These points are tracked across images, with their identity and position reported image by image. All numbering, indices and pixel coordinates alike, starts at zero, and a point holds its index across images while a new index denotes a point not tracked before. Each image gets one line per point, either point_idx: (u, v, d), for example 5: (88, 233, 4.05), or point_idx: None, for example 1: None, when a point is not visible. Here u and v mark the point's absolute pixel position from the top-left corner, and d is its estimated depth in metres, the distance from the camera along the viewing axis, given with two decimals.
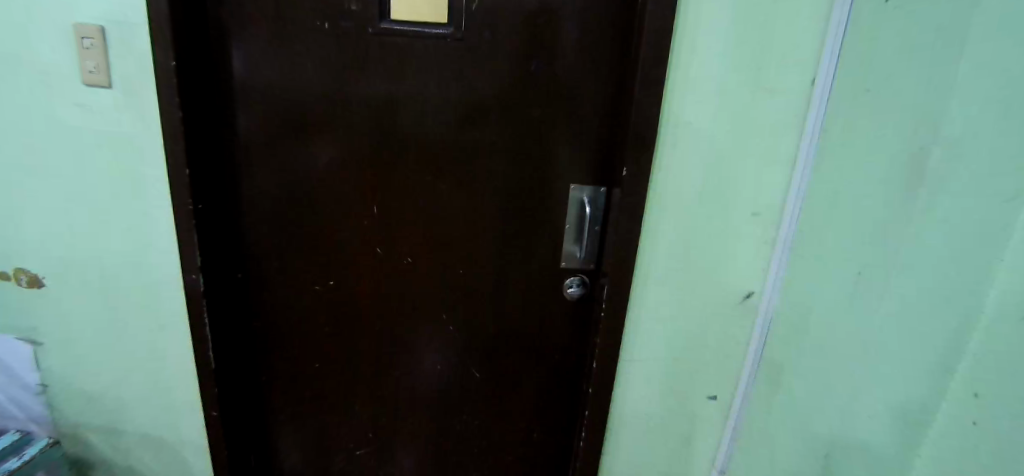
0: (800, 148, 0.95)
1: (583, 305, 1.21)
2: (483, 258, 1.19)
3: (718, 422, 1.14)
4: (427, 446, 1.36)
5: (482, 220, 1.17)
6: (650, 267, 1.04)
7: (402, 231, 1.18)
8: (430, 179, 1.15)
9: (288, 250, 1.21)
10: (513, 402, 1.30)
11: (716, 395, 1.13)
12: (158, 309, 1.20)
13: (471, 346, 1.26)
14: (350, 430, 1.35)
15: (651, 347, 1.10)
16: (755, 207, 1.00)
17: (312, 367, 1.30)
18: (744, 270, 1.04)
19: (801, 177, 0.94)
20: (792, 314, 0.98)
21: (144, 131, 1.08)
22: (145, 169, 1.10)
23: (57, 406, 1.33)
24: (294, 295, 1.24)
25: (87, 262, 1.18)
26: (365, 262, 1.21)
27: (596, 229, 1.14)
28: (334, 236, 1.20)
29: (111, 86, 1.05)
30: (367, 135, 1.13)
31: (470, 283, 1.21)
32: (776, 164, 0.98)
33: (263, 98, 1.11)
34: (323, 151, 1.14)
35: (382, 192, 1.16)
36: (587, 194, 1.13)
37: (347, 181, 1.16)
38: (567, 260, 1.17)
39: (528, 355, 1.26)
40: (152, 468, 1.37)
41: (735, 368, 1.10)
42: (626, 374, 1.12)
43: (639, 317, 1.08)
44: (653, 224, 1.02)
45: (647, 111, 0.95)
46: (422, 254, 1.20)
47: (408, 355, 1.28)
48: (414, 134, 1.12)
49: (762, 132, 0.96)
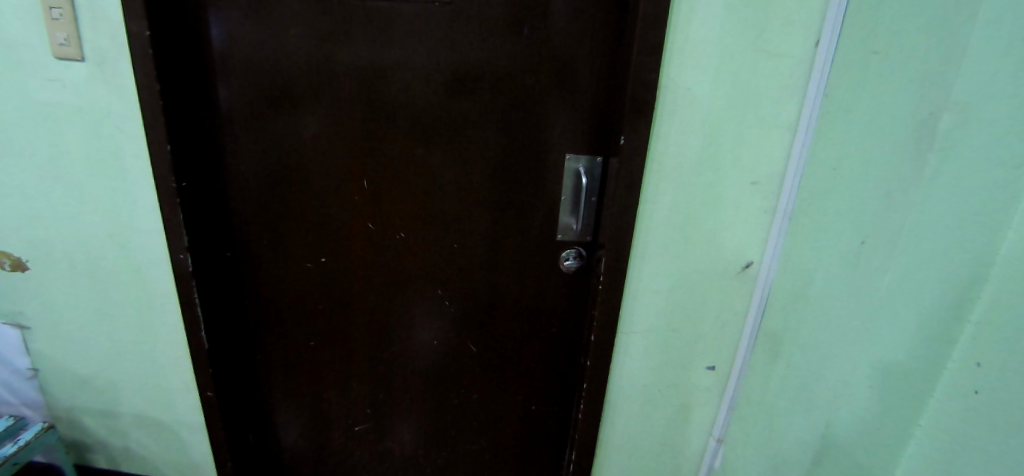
0: (802, 114, 0.92)
1: (579, 278, 1.20)
2: (478, 232, 1.17)
3: (715, 391, 1.14)
4: (426, 421, 1.36)
5: (476, 192, 1.14)
6: (649, 238, 1.03)
7: (395, 205, 1.16)
8: (422, 151, 1.11)
9: (276, 226, 1.18)
10: (511, 374, 1.30)
11: (714, 365, 1.11)
12: (147, 291, 1.17)
13: (468, 320, 1.25)
14: (349, 406, 1.35)
15: (649, 318, 1.09)
16: (753, 176, 0.98)
17: (307, 345, 1.28)
18: (743, 239, 1.02)
19: (801, 143, 0.92)
20: (788, 283, 0.96)
21: (120, 106, 1.03)
22: (123, 147, 1.06)
23: (49, 390, 1.31)
24: (287, 273, 1.22)
25: (70, 245, 1.14)
26: (358, 238, 1.18)
27: (593, 200, 1.11)
28: (325, 212, 1.17)
29: (83, 59, 1.00)
30: (353, 108, 1.09)
31: (465, 257, 1.19)
32: (776, 129, 0.94)
33: (245, 68, 1.06)
34: (311, 124, 1.10)
35: (372, 166, 1.13)
36: (584, 164, 1.10)
37: (335, 155, 1.12)
38: (563, 232, 1.15)
39: (524, 329, 1.25)
40: (150, 449, 1.37)
41: (733, 338, 1.09)
42: (624, 345, 1.11)
43: (637, 290, 1.07)
44: (651, 194, 1.00)
45: (644, 79, 0.92)
46: (415, 229, 1.17)
47: (404, 330, 1.27)
48: (402, 104, 1.08)
49: (761, 99, 0.93)
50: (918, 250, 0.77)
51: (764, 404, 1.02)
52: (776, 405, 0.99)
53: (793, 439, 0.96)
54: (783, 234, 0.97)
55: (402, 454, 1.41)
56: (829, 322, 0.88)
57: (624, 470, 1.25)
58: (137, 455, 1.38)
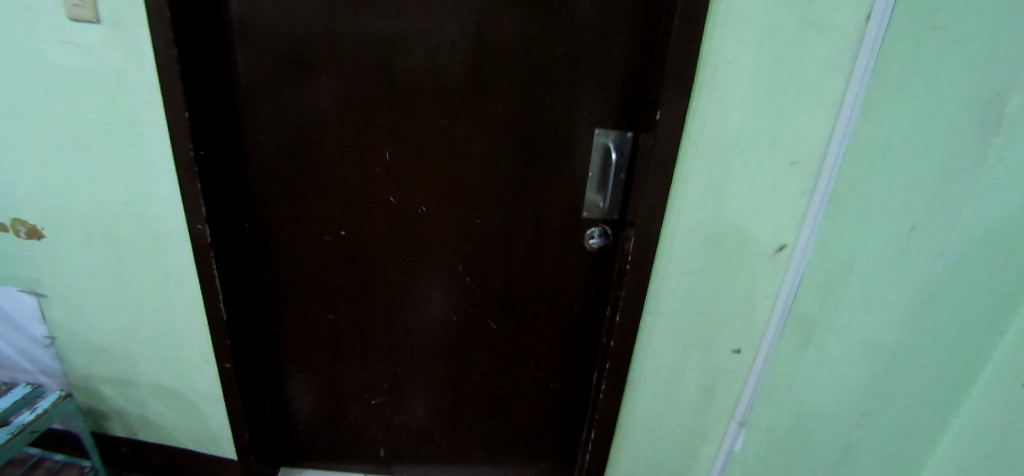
0: (848, 92, 0.88)
1: (603, 257, 1.18)
2: (500, 207, 1.14)
3: (740, 374, 1.12)
4: (442, 396, 1.36)
5: (500, 167, 1.11)
6: (680, 217, 1.00)
7: (415, 177, 1.13)
8: (446, 123, 1.08)
9: (296, 197, 1.15)
10: (529, 352, 1.29)
11: (740, 348, 1.09)
12: (165, 261, 1.16)
13: (486, 296, 1.23)
14: (365, 379, 1.35)
15: (676, 298, 1.07)
16: (793, 155, 0.94)
17: (325, 318, 1.27)
18: (778, 221, 0.98)
19: (844, 122, 0.88)
20: (823, 267, 0.93)
21: (138, 71, 1.00)
22: (141, 113, 1.03)
23: (67, 358, 1.31)
24: (307, 245, 1.20)
25: (87, 213, 1.12)
26: (377, 210, 1.16)
27: (621, 178, 1.08)
28: (344, 183, 1.14)
29: (99, 21, 0.97)
30: (375, 78, 1.05)
31: (486, 232, 1.17)
32: (817, 107, 0.90)
33: (265, 34, 1.02)
34: (330, 91, 1.06)
35: (393, 137, 1.10)
36: (613, 139, 1.06)
37: (356, 126, 1.09)
38: (588, 210, 1.12)
39: (544, 307, 1.23)
40: (166, 418, 1.37)
41: (761, 322, 1.06)
42: (650, 326, 1.09)
43: (664, 271, 1.04)
44: (686, 172, 0.96)
45: (684, 51, 0.88)
46: (437, 204, 1.15)
47: (422, 305, 1.25)
48: (427, 74, 1.05)
49: (806, 74, 0.89)
50: (973, 240, 0.73)
51: (792, 390, 1.00)
52: (804, 390, 0.97)
53: (824, 430, 0.93)
54: (820, 217, 0.94)
55: (417, 429, 1.41)
56: (865, 307, 0.86)
57: (642, 451, 1.24)
58: (155, 424, 1.39)
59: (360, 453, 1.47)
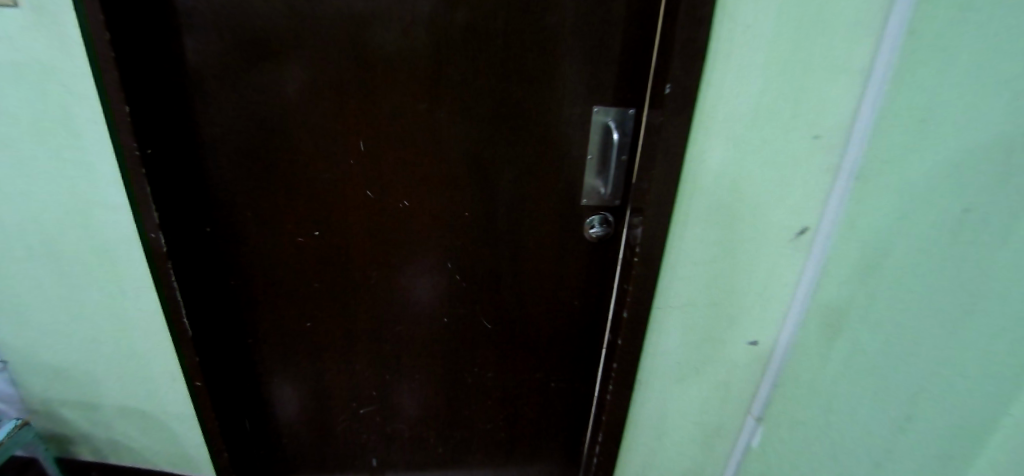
0: (878, 55, 0.78)
1: (605, 248, 1.08)
2: (491, 199, 1.04)
3: (756, 368, 1.04)
4: (436, 402, 1.27)
5: (489, 153, 1.00)
6: (692, 203, 0.90)
7: (395, 168, 1.01)
8: (426, 107, 0.96)
9: (261, 196, 1.03)
10: (528, 351, 1.20)
11: (757, 340, 1.01)
12: (119, 274, 1.03)
13: (479, 295, 1.13)
14: (352, 388, 1.25)
15: (687, 291, 0.98)
16: (816, 129, 0.84)
17: (304, 326, 1.17)
18: (798, 203, 0.89)
19: (874, 89, 0.79)
20: (851, 255, 0.84)
21: (68, 61, 0.86)
22: (75, 109, 0.89)
23: (21, 383, 1.19)
24: (278, 248, 1.08)
25: (24, 225, 0.99)
26: (353, 206, 1.04)
27: (624, 160, 0.98)
28: (315, 178, 1.02)
29: (17, 4, 0.83)
30: (342, 57, 0.92)
31: (476, 226, 1.06)
32: (843, 74, 0.80)
33: (212, 10, 0.89)
34: (293, 74, 0.93)
35: (368, 124, 0.98)
36: (613, 117, 0.96)
37: (325, 113, 0.97)
38: (587, 196, 1.02)
39: (543, 303, 1.14)
40: (137, 440, 1.26)
41: (778, 311, 0.98)
42: (660, 321, 1.01)
43: (674, 262, 0.95)
44: (699, 153, 0.86)
45: (696, 14, 0.78)
46: (420, 197, 1.04)
47: (410, 307, 1.15)
48: (403, 51, 0.92)
49: (831, 37, 0.79)
50: None
51: (818, 387, 0.92)
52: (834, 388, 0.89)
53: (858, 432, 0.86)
54: (845, 197, 0.84)
55: (411, 436, 1.33)
56: (903, 296, 0.77)
57: (652, 451, 1.16)
58: (125, 447, 1.28)
59: (351, 464, 1.38)
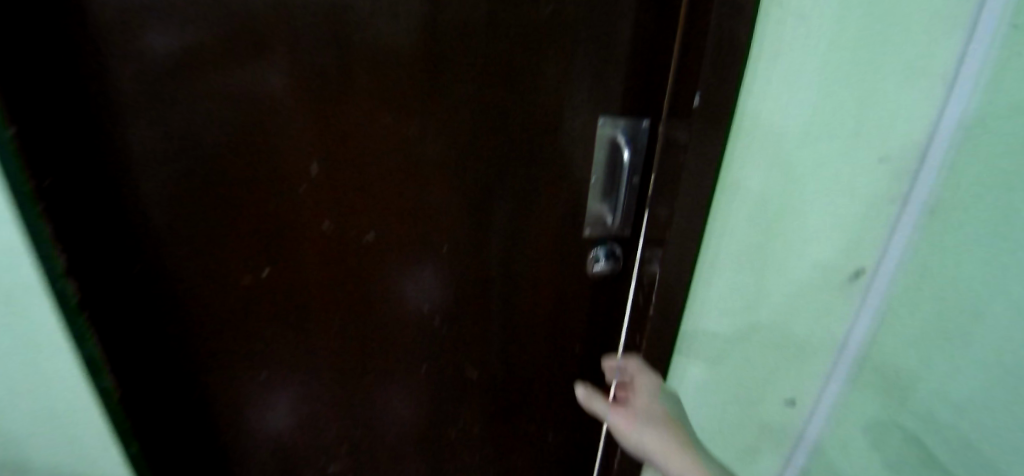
0: (961, 59, 0.63)
1: (608, 283, 0.93)
2: (474, 231, 0.87)
3: (786, 426, 0.87)
4: (415, 458, 1.10)
5: (473, 178, 0.83)
6: (723, 240, 0.74)
7: (357, 196, 0.83)
8: (394, 121, 0.78)
9: (190, 231, 0.81)
10: (521, 399, 1.05)
11: (796, 399, 0.84)
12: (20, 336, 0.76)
13: (464, 340, 0.97)
14: (317, 450, 1.05)
15: (714, 340, 0.81)
16: (874, 149, 0.65)
17: (255, 381, 0.95)
18: (853, 239, 0.73)
19: (954, 104, 0.64)
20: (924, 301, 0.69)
21: None
22: None
23: None
24: (216, 293, 0.87)
25: None
26: (306, 243, 0.85)
27: (636, 182, 0.82)
28: (258, 209, 0.81)
29: None
30: (290, 63, 0.72)
31: (457, 263, 0.90)
32: (922, 78, 0.64)
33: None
34: (226, 78, 0.72)
35: (320, 142, 0.78)
36: (623, 130, 0.80)
37: (267, 128, 0.76)
38: (590, 225, 0.87)
39: (538, 344, 0.99)
40: None
41: (824, 363, 0.81)
42: (680, 375, 0.85)
43: (699, 309, 0.79)
44: (735, 181, 0.70)
45: None
46: (389, 230, 0.86)
47: (383, 356, 0.97)
48: (366, 52, 0.73)
49: (909, 27, 0.62)
50: None
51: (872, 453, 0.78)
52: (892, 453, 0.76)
53: None
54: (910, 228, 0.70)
55: None
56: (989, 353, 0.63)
57: None
58: None
59: None
